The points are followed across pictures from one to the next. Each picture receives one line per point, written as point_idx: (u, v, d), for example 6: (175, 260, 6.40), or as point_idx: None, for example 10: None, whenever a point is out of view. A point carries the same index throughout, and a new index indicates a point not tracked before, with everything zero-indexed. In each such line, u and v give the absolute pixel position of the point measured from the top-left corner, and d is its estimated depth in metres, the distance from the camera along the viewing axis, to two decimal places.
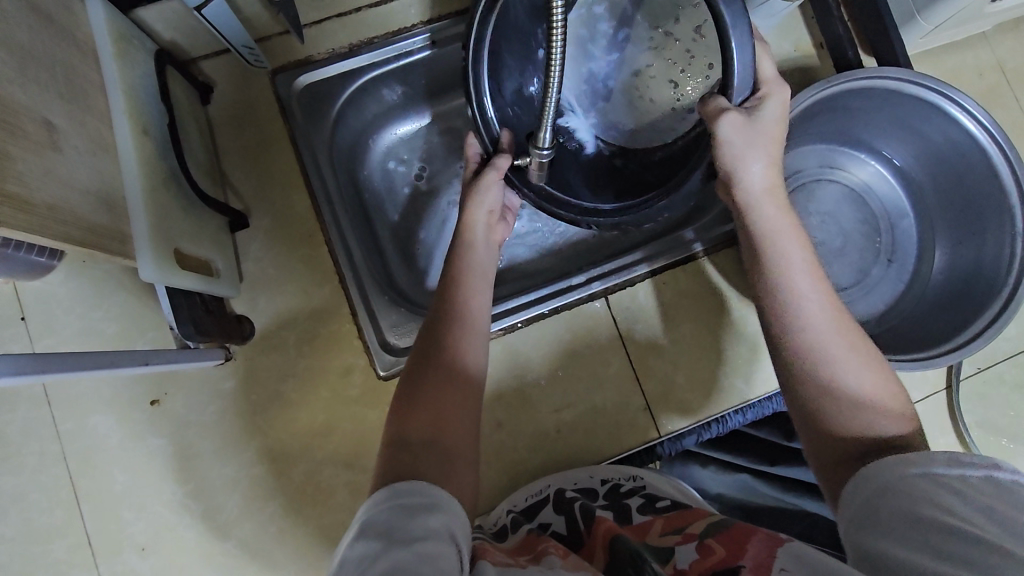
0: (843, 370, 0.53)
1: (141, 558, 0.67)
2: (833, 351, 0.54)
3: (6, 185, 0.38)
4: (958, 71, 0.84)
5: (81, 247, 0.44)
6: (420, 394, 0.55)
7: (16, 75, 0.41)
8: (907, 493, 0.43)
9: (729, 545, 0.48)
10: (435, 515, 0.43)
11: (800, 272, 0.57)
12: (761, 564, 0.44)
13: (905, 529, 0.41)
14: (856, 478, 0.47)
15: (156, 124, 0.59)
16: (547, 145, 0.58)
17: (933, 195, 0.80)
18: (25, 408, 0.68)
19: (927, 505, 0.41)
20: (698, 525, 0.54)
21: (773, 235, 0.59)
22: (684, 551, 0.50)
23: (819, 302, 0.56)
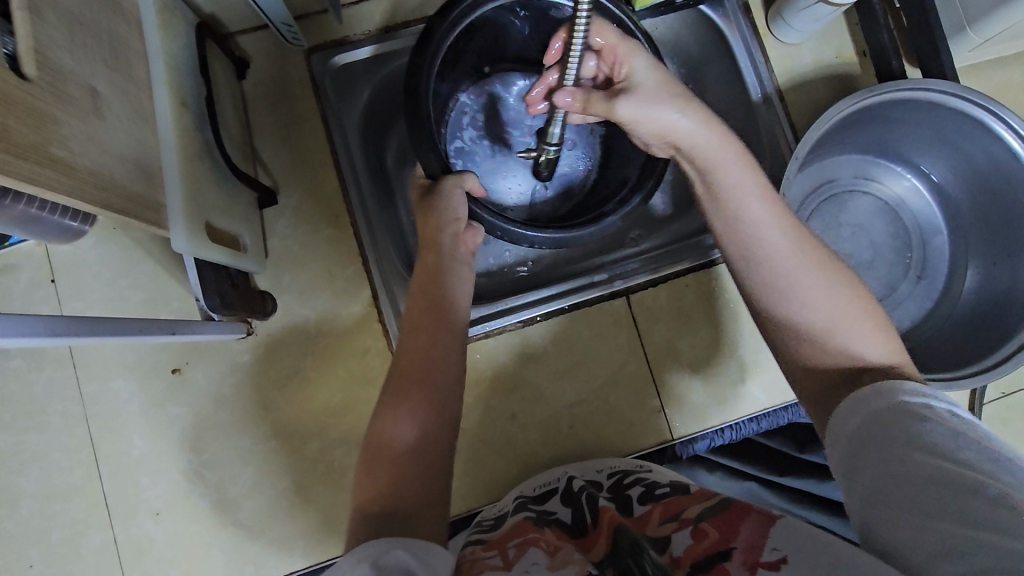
0: (806, 313, 0.52)
1: (155, 523, 0.68)
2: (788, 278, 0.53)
3: (50, 149, 0.38)
4: (1005, 87, 0.82)
5: (118, 214, 0.45)
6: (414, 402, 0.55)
7: (65, 40, 0.42)
8: (891, 447, 0.43)
9: (723, 528, 0.47)
10: (405, 551, 0.42)
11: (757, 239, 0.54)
12: (753, 546, 0.44)
13: (910, 499, 0.41)
14: (851, 405, 0.47)
15: (194, 97, 0.59)
16: (556, 140, 0.66)
17: (970, 213, 0.78)
18: (51, 368, 0.69)
19: (908, 462, 0.42)
20: (692, 510, 0.52)
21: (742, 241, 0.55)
22: (680, 537, 0.49)
23: (775, 252, 0.53)
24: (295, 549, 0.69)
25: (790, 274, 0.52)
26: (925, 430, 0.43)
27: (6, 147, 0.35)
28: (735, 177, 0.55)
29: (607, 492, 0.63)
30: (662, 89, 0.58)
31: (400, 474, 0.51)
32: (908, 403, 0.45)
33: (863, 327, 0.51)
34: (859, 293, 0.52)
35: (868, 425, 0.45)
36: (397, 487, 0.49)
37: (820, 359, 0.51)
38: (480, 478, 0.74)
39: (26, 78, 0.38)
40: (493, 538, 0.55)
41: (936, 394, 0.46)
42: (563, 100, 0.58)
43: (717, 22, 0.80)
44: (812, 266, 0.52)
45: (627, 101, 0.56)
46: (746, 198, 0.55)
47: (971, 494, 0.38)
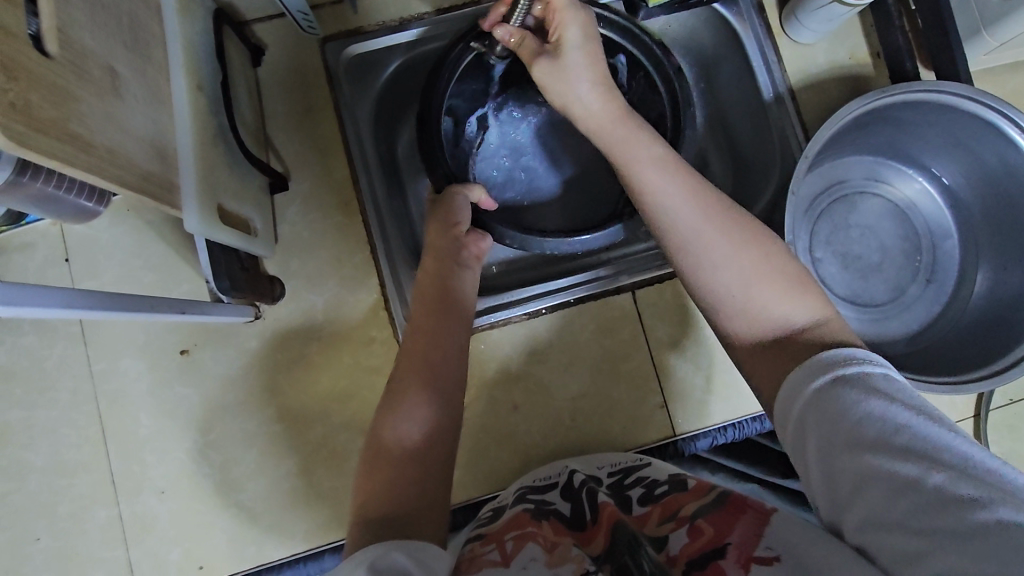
0: (723, 267, 0.52)
1: (160, 501, 0.69)
2: (717, 248, 0.53)
3: (70, 125, 0.39)
4: (1020, 92, 0.82)
5: (133, 192, 0.46)
6: (413, 398, 0.56)
7: (86, 20, 0.43)
8: (835, 435, 0.42)
9: (717, 524, 0.47)
10: (404, 555, 0.42)
11: (676, 198, 0.55)
12: (746, 541, 0.45)
13: (864, 492, 0.40)
14: (791, 387, 0.45)
15: (209, 81, 0.60)
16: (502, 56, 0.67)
17: (981, 218, 0.77)
18: (63, 345, 0.70)
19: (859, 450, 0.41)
20: (690, 506, 0.52)
21: (672, 205, 0.55)
22: (676, 536, 0.49)
23: (689, 210, 0.54)
24: (296, 533, 0.70)
25: (699, 240, 0.53)
26: (866, 410, 0.41)
27: (26, 120, 0.36)
28: (642, 154, 0.58)
29: (608, 489, 0.63)
30: (585, 61, 0.60)
31: (405, 470, 0.51)
32: (845, 377, 0.43)
33: (778, 283, 0.51)
34: (770, 249, 0.53)
35: (810, 409, 0.44)
36: (393, 489, 0.50)
37: (752, 330, 0.51)
38: (480, 468, 0.75)
39: (47, 55, 0.39)
40: (492, 531, 0.55)
41: (871, 356, 0.44)
42: (501, 36, 0.61)
43: (731, 20, 0.80)
44: (715, 230, 0.53)
45: (547, 62, 0.61)
46: (654, 173, 0.57)
47: (920, 487, 0.38)
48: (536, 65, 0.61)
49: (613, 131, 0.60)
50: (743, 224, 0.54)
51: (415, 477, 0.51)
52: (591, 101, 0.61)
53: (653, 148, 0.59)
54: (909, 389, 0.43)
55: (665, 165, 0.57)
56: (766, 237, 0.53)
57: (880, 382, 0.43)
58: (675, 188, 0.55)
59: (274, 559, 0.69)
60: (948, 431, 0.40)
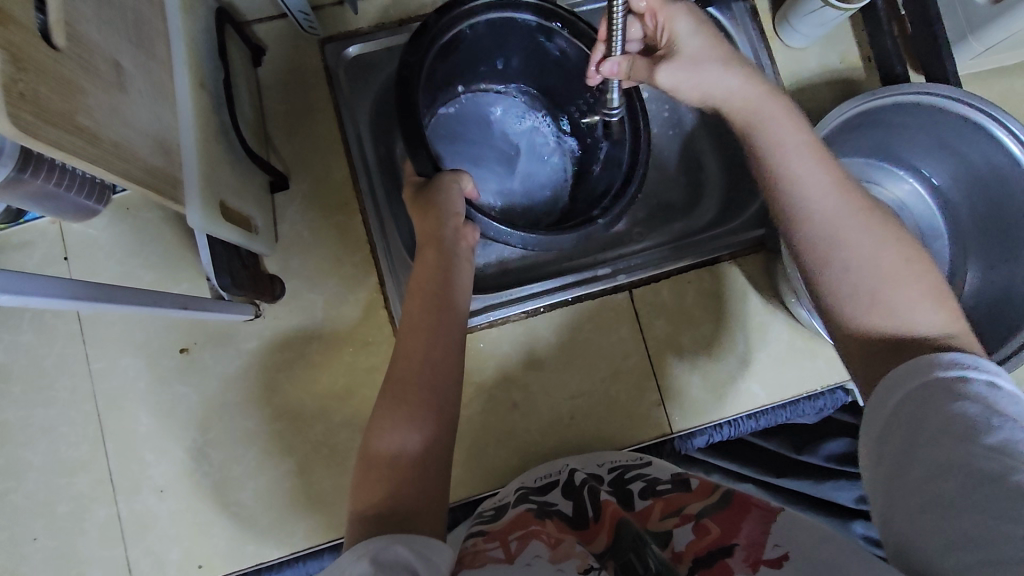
0: (865, 255, 0.50)
1: (158, 499, 0.69)
2: (853, 238, 0.50)
3: (77, 117, 0.40)
4: (1007, 95, 0.83)
5: (138, 185, 0.46)
6: (425, 392, 0.55)
7: (93, 15, 0.43)
8: (926, 428, 0.42)
9: (724, 525, 0.48)
10: (405, 547, 0.43)
11: (814, 177, 0.53)
12: (754, 543, 0.45)
13: (935, 483, 0.40)
14: (891, 380, 0.46)
15: (212, 79, 0.60)
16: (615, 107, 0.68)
17: (970, 218, 0.79)
18: (62, 343, 0.70)
19: (944, 447, 0.41)
20: (695, 506, 0.53)
21: (816, 183, 0.53)
22: (681, 533, 0.50)
23: (830, 193, 0.52)
24: (296, 532, 0.70)
25: (837, 232, 0.51)
26: (961, 409, 0.41)
27: (35, 111, 0.36)
28: (783, 138, 0.55)
29: (608, 486, 0.64)
30: (709, 54, 0.58)
31: (404, 472, 0.51)
32: (943, 376, 0.43)
33: (913, 290, 0.49)
34: (910, 254, 0.50)
35: (907, 404, 0.44)
36: (394, 491, 0.49)
37: (876, 322, 0.48)
38: (479, 466, 0.75)
39: (55, 48, 0.39)
40: (495, 529, 0.55)
41: (977, 364, 0.44)
42: (608, 69, 0.60)
43: (725, 24, 0.81)
44: (856, 224, 0.51)
45: (668, 66, 0.58)
46: (789, 156, 0.54)
47: (998, 482, 0.37)
48: (657, 74, 0.59)
49: (768, 108, 0.57)
50: (895, 228, 0.51)
51: (413, 479, 0.51)
52: (738, 87, 0.57)
53: (799, 134, 0.55)
54: (1015, 403, 0.42)
55: (808, 150, 0.55)
56: (910, 247, 0.51)
57: (983, 388, 0.42)
58: (818, 176, 0.53)
59: (272, 558, 0.69)
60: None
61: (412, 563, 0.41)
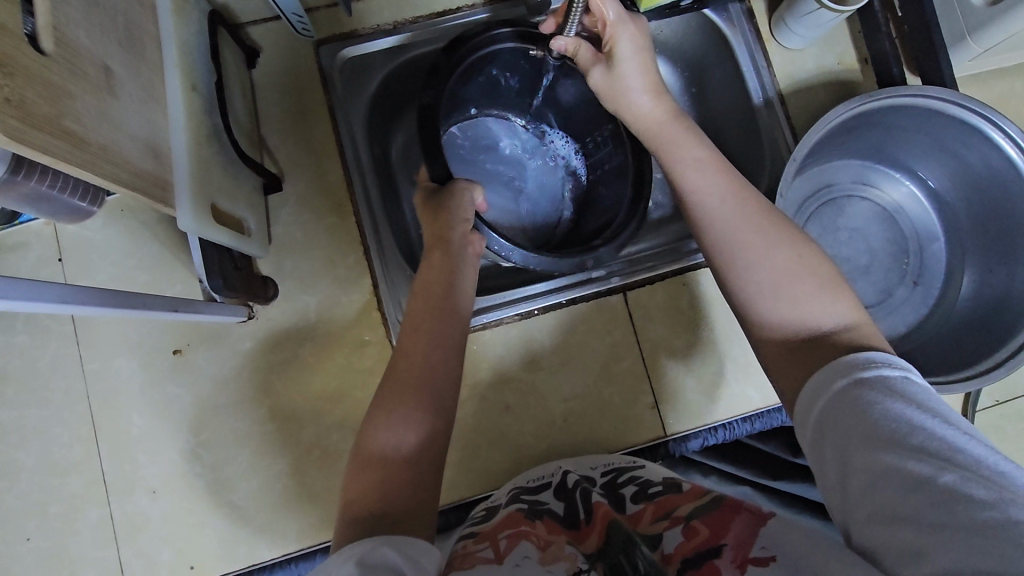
0: (765, 260, 0.52)
1: (152, 500, 0.69)
2: (752, 245, 0.53)
3: (65, 122, 0.40)
4: (1004, 98, 0.83)
5: (126, 189, 0.46)
6: (403, 392, 0.55)
7: (81, 19, 0.43)
8: (851, 436, 0.42)
9: (713, 526, 0.47)
10: (392, 549, 0.43)
11: (713, 190, 0.56)
12: (743, 543, 0.45)
13: (876, 490, 0.40)
14: (806, 392, 0.47)
15: (204, 81, 0.61)
16: None
17: (967, 221, 0.78)
18: (56, 344, 0.70)
19: (875, 451, 0.41)
20: (685, 507, 0.53)
21: (712, 194, 0.56)
22: (671, 535, 0.49)
23: (728, 202, 0.55)
24: (288, 533, 0.70)
25: (733, 237, 0.54)
26: (881, 412, 0.42)
27: (22, 116, 0.36)
28: (691, 157, 0.59)
29: (601, 488, 0.63)
30: (635, 61, 0.62)
31: (398, 474, 0.51)
32: (863, 378, 0.44)
33: (812, 288, 0.51)
34: (806, 253, 0.52)
35: (831, 410, 0.44)
36: (384, 493, 0.49)
37: (785, 327, 0.50)
38: (473, 469, 0.75)
39: (43, 52, 0.39)
40: (485, 530, 0.55)
41: (889, 360, 0.45)
42: (559, 47, 0.63)
43: (721, 26, 0.81)
44: (747, 229, 0.54)
45: (601, 69, 0.63)
46: (694, 172, 0.58)
47: (930, 485, 0.38)
48: (591, 73, 0.64)
49: (669, 130, 0.62)
50: (791, 230, 0.54)
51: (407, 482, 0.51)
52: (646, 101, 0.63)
53: (698, 147, 0.60)
54: (927, 394, 0.43)
55: (708, 164, 0.58)
56: (808, 246, 0.53)
57: (898, 384, 0.43)
58: (710, 187, 0.56)
59: (264, 559, 0.69)
60: (963, 435, 0.40)
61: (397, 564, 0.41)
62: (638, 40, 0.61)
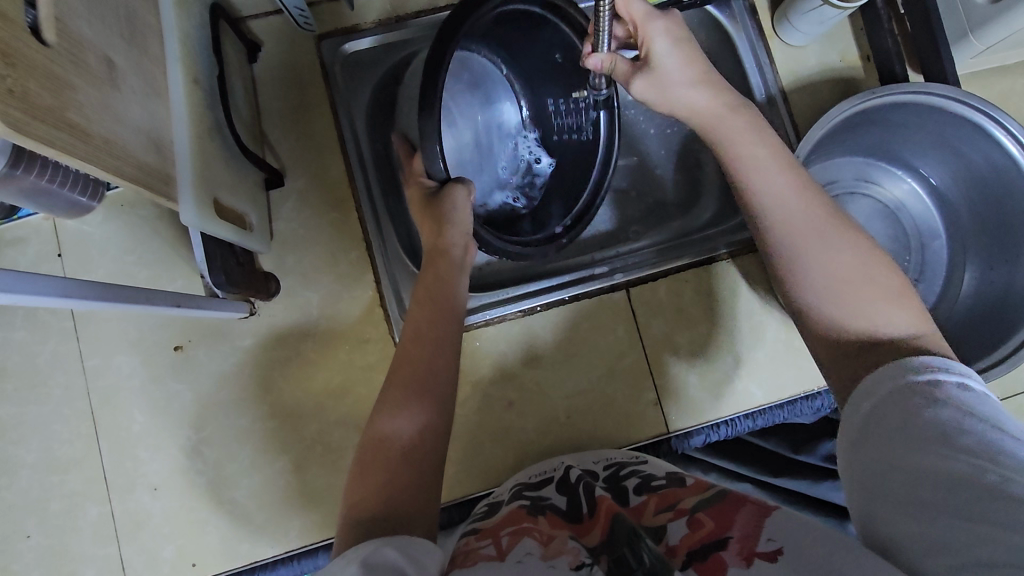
0: (829, 262, 0.51)
1: (153, 497, 0.69)
2: (815, 244, 0.52)
3: (68, 114, 0.39)
4: (1005, 95, 0.83)
5: (129, 183, 0.46)
6: (415, 394, 0.55)
7: (83, 10, 0.43)
8: (900, 435, 0.43)
9: (718, 517, 0.48)
10: (395, 550, 0.42)
11: (777, 188, 0.55)
12: (747, 535, 0.45)
13: (917, 488, 0.40)
14: (860, 389, 0.46)
15: (206, 75, 0.60)
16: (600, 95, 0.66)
17: (969, 218, 0.79)
18: (56, 340, 0.70)
19: (921, 452, 0.41)
20: (690, 500, 0.53)
21: (779, 193, 0.55)
22: (675, 526, 0.49)
23: (795, 201, 0.54)
24: (291, 530, 0.70)
25: (796, 237, 0.53)
26: (932, 414, 0.42)
27: (24, 107, 0.36)
28: (753, 150, 0.57)
29: (603, 482, 0.63)
30: (678, 64, 0.58)
31: (400, 468, 0.51)
32: (915, 381, 0.44)
33: (879, 294, 0.50)
34: (875, 259, 0.51)
35: (880, 410, 0.45)
36: (386, 494, 0.49)
37: (845, 330, 0.50)
38: (475, 466, 0.75)
39: (46, 44, 0.39)
40: (489, 526, 0.55)
41: (948, 367, 0.44)
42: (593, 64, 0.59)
43: (724, 22, 0.81)
44: (813, 232, 0.52)
45: (643, 76, 0.59)
46: (760, 168, 0.56)
47: (974, 485, 0.38)
48: (631, 84, 0.60)
49: (730, 122, 0.58)
50: (859, 234, 0.53)
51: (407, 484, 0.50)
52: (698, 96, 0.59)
53: (761, 143, 0.57)
54: (983, 400, 0.42)
55: (778, 164, 0.56)
56: (876, 251, 0.52)
57: (956, 391, 0.43)
58: (777, 187, 0.55)
59: (266, 556, 0.69)
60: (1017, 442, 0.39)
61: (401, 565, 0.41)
62: (675, 33, 0.58)
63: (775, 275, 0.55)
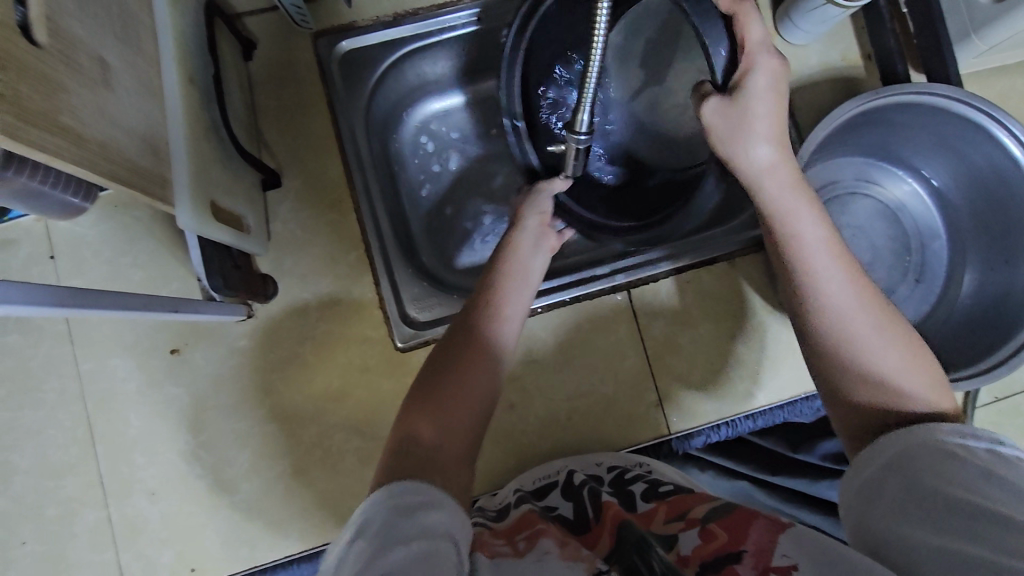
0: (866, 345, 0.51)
1: (150, 503, 0.68)
2: (854, 317, 0.52)
3: (61, 118, 0.38)
4: (1006, 95, 0.83)
5: (125, 187, 0.45)
6: (473, 366, 0.57)
7: (75, 9, 0.41)
8: (923, 477, 0.43)
9: (731, 529, 0.48)
10: (437, 514, 0.44)
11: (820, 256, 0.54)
12: (763, 550, 0.45)
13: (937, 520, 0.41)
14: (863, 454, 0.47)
15: (201, 73, 0.59)
16: (583, 130, 0.61)
17: (969, 218, 0.79)
18: (49, 344, 0.69)
19: (941, 491, 0.42)
20: (700, 509, 0.53)
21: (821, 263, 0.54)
22: (687, 537, 0.49)
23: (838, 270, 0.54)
24: (290, 535, 0.69)
25: (840, 320, 0.52)
26: (956, 463, 0.42)
27: (16, 112, 0.34)
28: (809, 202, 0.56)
29: (609, 487, 0.64)
30: (765, 97, 0.54)
31: (451, 404, 0.54)
32: (943, 439, 0.44)
33: (909, 376, 0.50)
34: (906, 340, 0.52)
35: (904, 455, 0.45)
36: (439, 424, 0.52)
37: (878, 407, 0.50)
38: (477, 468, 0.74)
39: (37, 45, 0.38)
40: (500, 528, 0.56)
41: (976, 432, 0.45)
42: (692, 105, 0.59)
43: None
44: (863, 322, 0.52)
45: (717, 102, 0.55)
46: (823, 279, 0.54)
47: (986, 519, 0.39)
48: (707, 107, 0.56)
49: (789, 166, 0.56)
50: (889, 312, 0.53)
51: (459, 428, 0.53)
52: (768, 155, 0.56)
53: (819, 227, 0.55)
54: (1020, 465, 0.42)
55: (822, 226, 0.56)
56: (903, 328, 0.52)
57: (985, 450, 0.43)
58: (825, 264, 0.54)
59: (266, 561, 0.68)
60: None
61: (444, 531, 0.42)
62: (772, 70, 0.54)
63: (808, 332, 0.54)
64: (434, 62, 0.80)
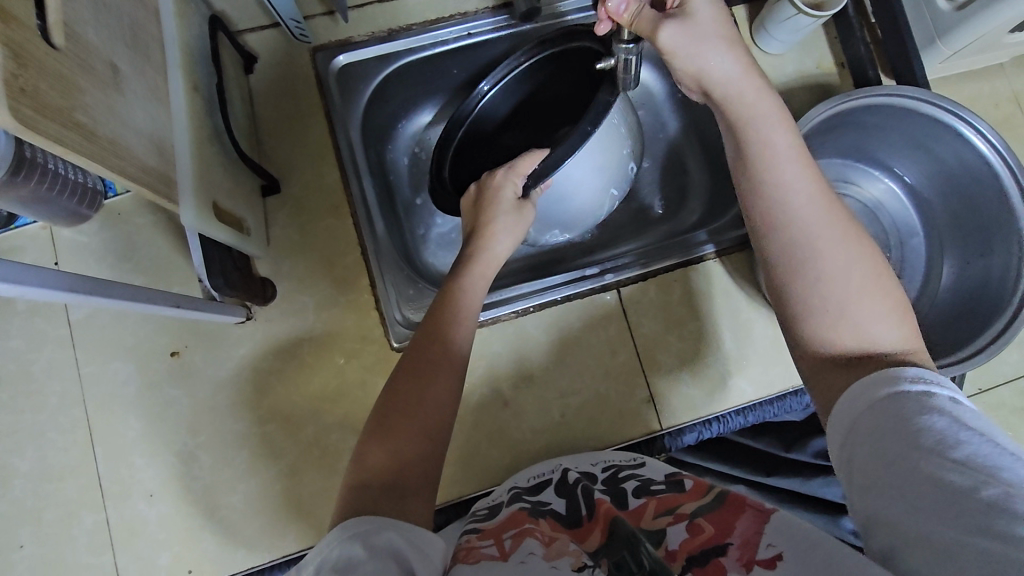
0: (823, 264, 0.52)
1: (149, 505, 0.68)
2: (816, 239, 0.52)
3: (75, 114, 0.41)
4: (974, 98, 0.87)
5: (133, 183, 0.47)
6: (411, 386, 0.57)
7: (89, 17, 0.44)
8: (894, 445, 0.43)
9: (718, 524, 0.48)
10: (397, 534, 0.45)
11: (788, 156, 0.55)
12: (748, 542, 0.46)
13: (907, 491, 0.41)
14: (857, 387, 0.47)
15: (205, 83, 0.62)
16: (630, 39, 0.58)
17: (943, 215, 0.82)
18: (51, 349, 0.70)
19: (910, 462, 0.42)
20: (689, 505, 0.53)
21: (787, 185, 0.54)
22: (674, 531, 0.50)
23: (805, 189, 0.54)
24: (287, 535, 0.69)
25: (808, 236, 0.52)
26: (928, 424, 0.42)
27: (36, 106, 0.37)
28: (772, 137, 0.56)
29: (602, 484, 0.63)
30: (712, 23, 0.58)
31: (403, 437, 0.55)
32: (908, 392, 0.45)
33: (877, 309, 0.51)
34: (874, 271, 0.52)
35: (869, 417, 0.46)
36: (392, 457, 0.53)
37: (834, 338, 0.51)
38: (472, 466, 0.75)
39: (55, 47, 0.40)
40: (489, 527, 0.55)
41: (938, 380, 0.45)
42: (615, 7, 0.56)
43: None
44: (831, 239, 0.52)
45: (673, 26, 0.56)
46: (780, 163, 0.55)
47: (966, 496, 0.38)
48: (660, 31, 0.56)
49: (750, 108, 0.57)
50: (864, 242, 0.53)
51: (410, 458, 0.54)
52: (729, 68, 0.57)
53: (787, 135, 0.56)
54: (976, 417, 0.42)
55: (798, 157, 0.55)
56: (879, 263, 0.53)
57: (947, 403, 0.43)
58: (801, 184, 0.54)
59: (263, 562, 0.68)
60: (1006, 454, 0.39)
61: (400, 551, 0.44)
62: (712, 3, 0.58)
63: (776, 250, 0.54)
64: (427, 73, 0.84)
